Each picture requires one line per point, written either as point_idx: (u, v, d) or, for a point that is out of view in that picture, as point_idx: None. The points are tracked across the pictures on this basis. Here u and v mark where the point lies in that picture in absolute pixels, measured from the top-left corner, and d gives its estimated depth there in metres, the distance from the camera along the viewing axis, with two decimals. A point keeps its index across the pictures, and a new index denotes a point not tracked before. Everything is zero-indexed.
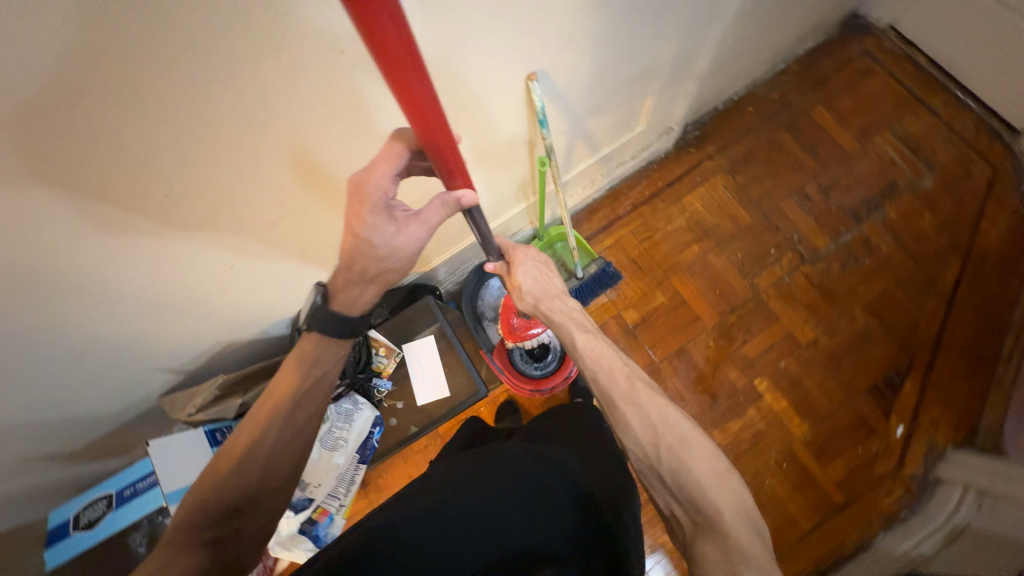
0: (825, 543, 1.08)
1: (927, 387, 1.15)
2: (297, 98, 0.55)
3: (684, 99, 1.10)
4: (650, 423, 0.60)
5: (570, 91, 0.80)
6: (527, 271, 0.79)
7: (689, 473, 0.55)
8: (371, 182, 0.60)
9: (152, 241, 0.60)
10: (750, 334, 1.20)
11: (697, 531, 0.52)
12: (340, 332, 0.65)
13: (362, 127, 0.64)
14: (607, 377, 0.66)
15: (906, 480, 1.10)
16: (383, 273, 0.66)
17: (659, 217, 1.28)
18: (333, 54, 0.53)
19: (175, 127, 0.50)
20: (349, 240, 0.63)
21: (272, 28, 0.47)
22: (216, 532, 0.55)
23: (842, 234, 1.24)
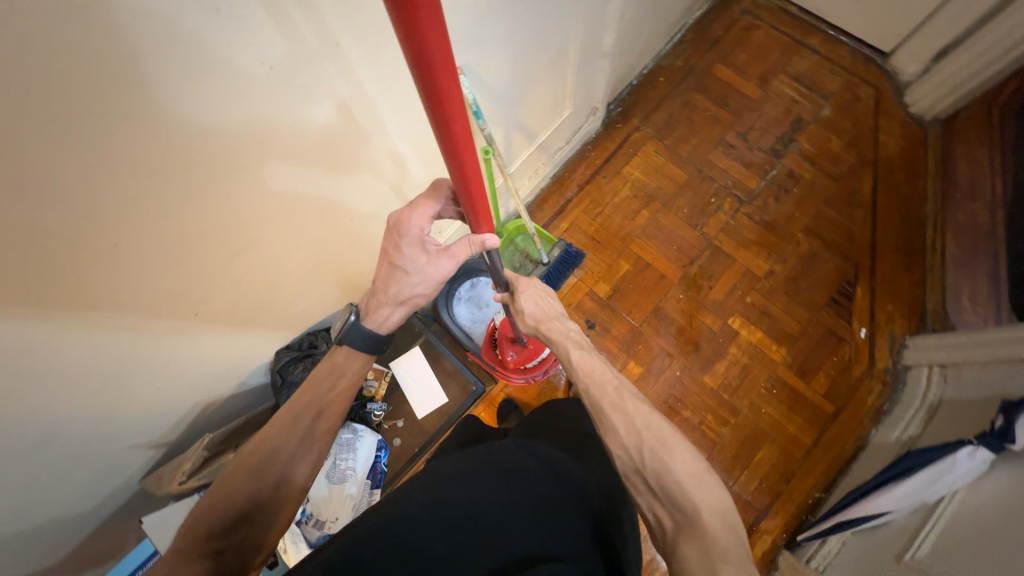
0: (830, 453, 1.16)
1: (877, 287, 1.26)
2: (246, 145, 0.56)
3: (601, 77, 1.18)
4: (634, 427, 0.59)
5: (495, 84, 0.85)
6: (529, 297, 0.81)
7: (670, 475, 0.55)
8: (412, 221, 0.66)
9: (116, 318, 0.58)
10: (713, 278, 1.28)
11: (678, 532, 0.53)
12: (371, 347, 0.68)
13: (308, 159, 0.65)
14: (598, 390, 0.65)
15: (881, 374, 1.19)
16: (412, 299, 0.70)
17: (606, 192, 1.35)
18: (270, 96, 0.55)
19: (127, 195, 0.50)
20: (385, 270, 0.68)
21: (210, 85, 0.49)
22: (220, 543, 0.55)
23: (768, 171, 1.36)
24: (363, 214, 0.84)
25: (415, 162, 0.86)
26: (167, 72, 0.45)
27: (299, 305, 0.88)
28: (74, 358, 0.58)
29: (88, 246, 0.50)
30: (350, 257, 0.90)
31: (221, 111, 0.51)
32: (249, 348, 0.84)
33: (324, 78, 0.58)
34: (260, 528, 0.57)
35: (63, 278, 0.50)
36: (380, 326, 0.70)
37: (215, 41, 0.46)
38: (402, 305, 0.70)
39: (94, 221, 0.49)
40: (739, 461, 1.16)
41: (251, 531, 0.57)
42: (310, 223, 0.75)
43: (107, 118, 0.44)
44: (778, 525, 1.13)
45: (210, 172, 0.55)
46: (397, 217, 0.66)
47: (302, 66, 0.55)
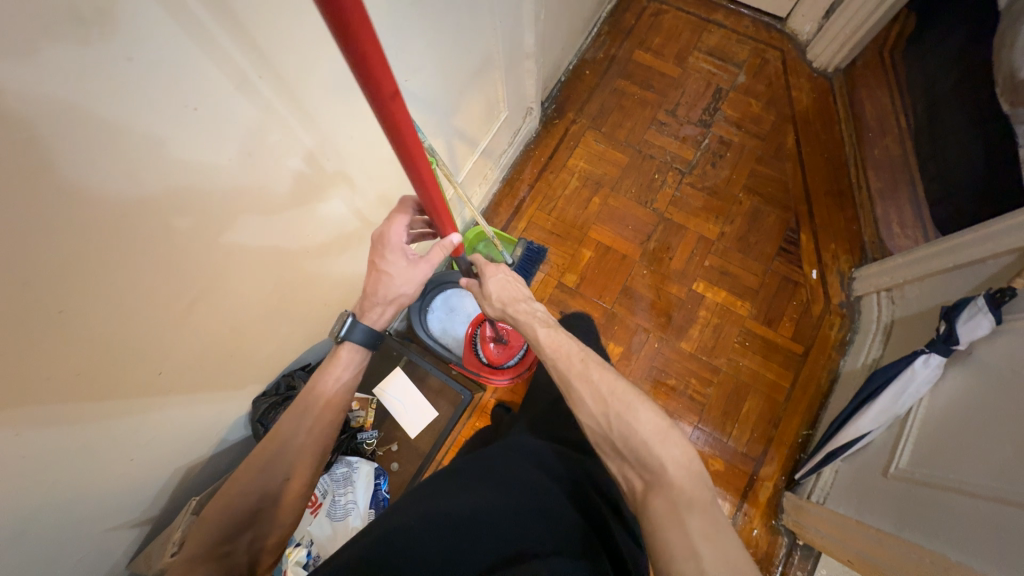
0: (809, 390, 1.22)
1: (818, 230, 1.35)
2: (185, 191, 0.55)
3: (529, 77, 1.22)
4: (600, 395, 0.63)
5: (425, 98, 0.86)
6: (494, 279, 0.82)
7: (635, 436, 0.59)
8: (394, 228, 0.69)
9: (75, 405, 0.55)
10: (671, 249, 1.34)
11: (649, 489, 0.56)
12: (370, 342, 0.70)
13: (250, 199, 0.64)
14: (565, 362, 0.68)
15: (838, 308, 1.28)
16: (399, 298, 0.71)
17: (556, 186, 1.40)
18: (204, 149, 0.54)
19: (68, 265, 0.47)
20: (372, 276, 0.70)
21: (140, 149, 0.48)
22: (228, 546, 0.58)
23: (702, 141, 1.44)
24: (318, 243, 0.84)
25: (362, 186, 0.87)
26: (90, 130, 0.43)
27: (268, 348, 0.86)
28: (36, 455, 0.53)
29: (36, 328, 0.47)
30: (311, 292, 0.89)
31: (153, 161, 0.50)
32: (222, 401, 0.81)
33: (252, 112, 0.58)
34: (263, 528, 0.61)
35: (13, 371, 0.47)
36: (373, 325, 0.71)
37: (137, 93, 0.45)
38: (391, 305, 0.72)
39: (34, 300, 0.46)
40: (728, 417, 1.21)
41: (255, 532, 0.60)
42: (263, 261, 0.73)
43: (36, 189, 0.41)
44: (776, 469, 1.18)
45: (155, 225, 0.53)
46: (381, 230, 0.70)
47: (228, 106, 0.54)
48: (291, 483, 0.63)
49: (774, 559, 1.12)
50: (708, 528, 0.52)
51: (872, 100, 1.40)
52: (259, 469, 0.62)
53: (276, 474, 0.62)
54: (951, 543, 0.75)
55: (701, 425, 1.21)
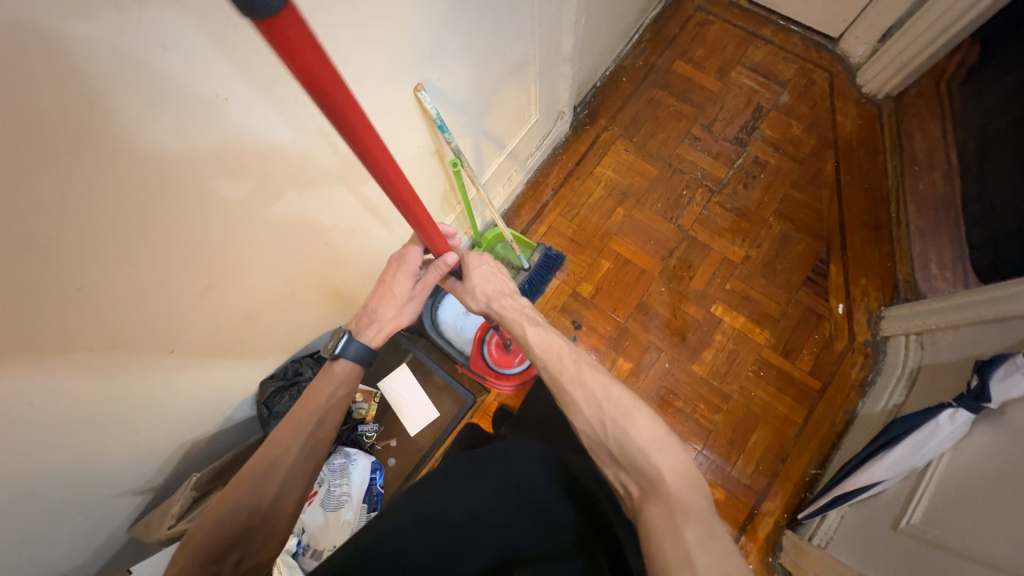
0: (822, 428, 1.18)
1: (849, 262, 1.29)
2: (207, 181, 0.55)
3: (564, 81, 1.20)
4: (595, 401, 0.62)
5: (455, 97, 0.85)
6: (479, 275, 0.82)
7: (632, 443, 0.58)
8: (410, 255, 0.81)
9: (91, 369, 0.56)
10: (692, 268, 1.31)
11: (644, 496, 0.56)
12: (363, 359, 0.78)
13: (273, 181, 0.64)
14: (555, 364, 0.67)
15: (862, 346, 1.22)
16: (395, 319, 0.82)
17: (580, 193, 1.38)
18: (236, 128, 0.55)
19: (89, 246, 0.48)
20: (377, 294, 0.81)
21: (177, 127, 0.49)
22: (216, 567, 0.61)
23: (735, 160, 1.39)
24: (337, 233, 0.84)
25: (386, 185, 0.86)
26: (112, 116, 0.43)
27: (280, 332, 0.87)
28: (35, 423, 0.54)
29: (54, 304, 0.48)
30: (325, 282, 0.89)
31: (175, 150, 0.50)
32: (229, 382, 0.82)
33: (276, 104, 0.58)
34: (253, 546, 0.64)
35: (23, 341, 0.48)
36: (369, 341, 0.81)
37: (160, 81, 0.45)
38: (386, 325, 0.82)
39: (59, 271, 0.47)
40: (735, 446, 1.18)
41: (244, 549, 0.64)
42: (283, 251, 0.74)
43: (59, 171, 0.42)
44: (779, 505, 1.14)
45: (176, 211, 0.54)
46: (399, 254, 0.82)
47: (251, 97, 0.54)
48: (293, 479, 0.69)
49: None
50: (704, 536, 0.51)
51: (922, 133, 1.34)
52: (249, 488, 0.66)
53: (264, 494, 0.67)
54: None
55: (705, 451, 1.18)
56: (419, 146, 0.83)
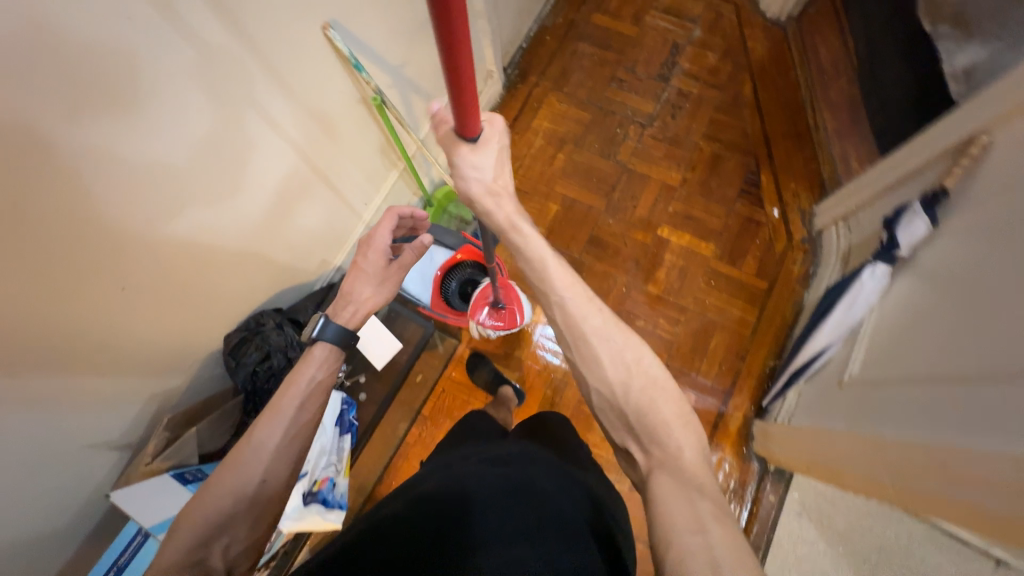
0: (775, 323, 1.25)
1: (777, 170, 1.38)
2: (135, 119, 0.59)
3: (485, 38, 1.27)
4: (623, 361, 0.57)
5: (367, 40, 0.88)
6: (483, 164, 0.62)
7: (655, 414, 0.54)
8: (378, 235, 0.83)
9: (41, 319, 0.58)
10: (634, 198, 1.38)
11: (654, 467, 0.52)
12: (345, 338, 0.74)
13: (190, 121, 0.66)
14: (576, 305, 0.59)
15: (800, 244, 1.30)
16: (370, 298, 0.81)
17: (521, 147, 1.45)
18: (138, 59, 0.56)
19: (48, 181, 0.53)
20: (351, 275, 0.82)
21: (80, 54, 0.51)
22: (197, 557, 0.55)
23: (661, 94, 1.48)
24: (282, 187, 0.87)
25: (319, 135, 0.89)
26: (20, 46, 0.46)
27: (242, 292, 0.90)
28: (20, 368, 0.58)
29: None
30: (283, 240, 0.93)
31: (84, 82, 0.52)
32: (202, 339, 0.85)
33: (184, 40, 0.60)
34: (240, 532, 0.58)
35: None
36: (346, 323, 0.78)
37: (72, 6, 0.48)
38: (363, 304, 0.81)
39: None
40: (697, 352, 1.25)
41: (231, 537, 0.58)
42: (237, 203, 0.79)
43: None
44: (745, 399, 1.21)
45: (110, 147, 0.58)
46: (367, 238, 0.85)
47: (180, 45, 0.60)
48: None
49: (755, 516, 1.14)
50: (721, 515, 0.46)
51: (826, 45, 1.44)
52: (233, 473, 0.60)
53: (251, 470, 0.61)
54: (885, 424, 0.77)
55: (670, 361, 1.25)
56: (343, 92, 0.88)
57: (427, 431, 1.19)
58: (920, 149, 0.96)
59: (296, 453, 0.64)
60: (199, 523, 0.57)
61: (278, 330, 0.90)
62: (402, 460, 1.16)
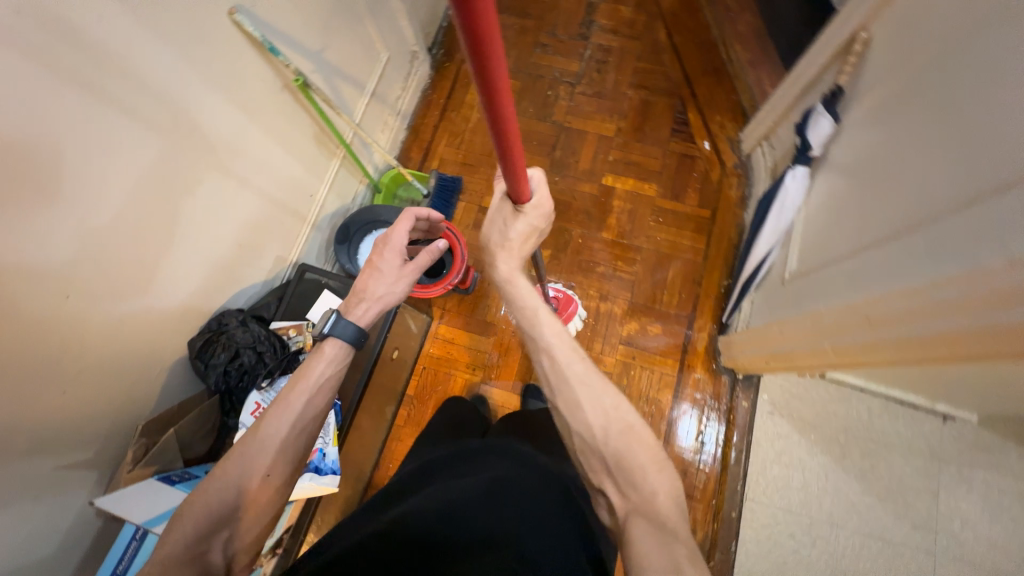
0: (723, 246, 1.33)
1: (702, 106, 1.46)
2: (46, 117, 0.57)
3: (402, 19, 1.29)
4: (603, 407, 0.57)
5: (279, 24, 0.88)
6: (510, 225, 0.65)
7: (633, 458, 0.54)
8: (396, 234, 0.74)
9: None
10: (576, 154, 1.43)
11: (629, 512, 0.52)
12: (358, 337, 0.67)
13: (107, 117, 0.64)
14: (562, 354, 0.61)
15: (734, 170, 1.39)
16: (384, 298, 0.73)
17: (459, 123, 1.47)
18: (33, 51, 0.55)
19: None
20: (366, 272, 0.74)
21: None
22: (201, 547, 0.53)
23: (584, 52, 1.53)
24: (224, 181, 0.87)
25: (248, 124, 0.89)
26: None
27: (203, 296, 0.89)
28: None
29: None
30: (233, 238, 0.93)
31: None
32: (166, 345, 0.83)
33: (78, 33, 0.59)
34: (242, 524, 0.55)
35: None
36: (356, 320, 0.70)
37: None
38: (376, 304, 0.72)
39: None
40: (658, 286, 1.31)
41: (233, 529, 0.55)
42: (178, 202, 0.78)
43: None
44: (706, 319, 1.28)
45: (29, 149, 0.56)
46: (385, 233, 0.75)
47: (81, 38, 0.60)
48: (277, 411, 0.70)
49: (733, 424, 1.22)
50: (695, 554, 0.46)
51: None
52: (236, 465, 0.56)
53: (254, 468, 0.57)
54: (820, 302, 0.85)
55: (634, 299, 1.31)
56: (262, 78, 0.88)
57: (415, 412, 1.24)
58: (818, 55, 1.04)
59: (300, 447, 0.60)
60: (200, 515, 0.54)
61: (241, 326, 0.90)
62: (396, 441, 1.22)
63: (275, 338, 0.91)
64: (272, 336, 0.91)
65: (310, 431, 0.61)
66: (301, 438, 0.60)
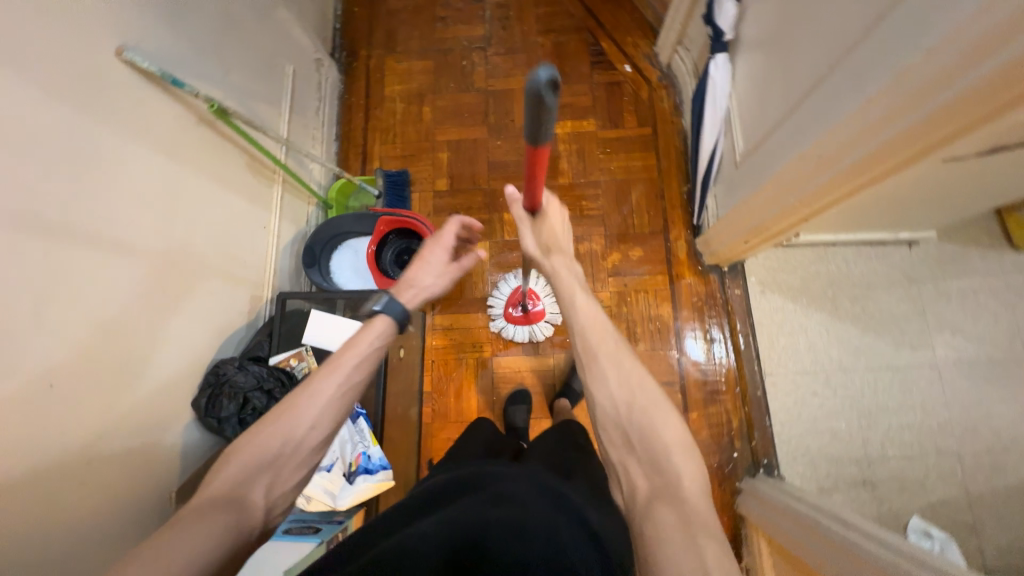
0: (672, 156, 1.37)
1: (611, 32, 1.48)
2: None
3: (295, 27, 1.25)
4: (629, 385, 0.58)
5: (172, 55, 0.83)
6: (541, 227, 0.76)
7: (659, 442, 0.55)
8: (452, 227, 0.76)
9: None
10: (508, 113, 1.43)
11: (654, 497, 0.52)
12: (403, 321, 0.67)
13: (32, 188, 0.60)
14: (594, 331, 0.62)
15: (660, 83, 1.43)
16: (431, 288, 0.73)
17: (386, 118, 1.44)
18: None
19: None
20: (419, 262, 0.74)
21: None
22: (237, 493, 0.52)
23: (483, 14, 1.52)
24: (174, 229, 0.82)
25: (177, 165, 0.84)
26: None
27: (190, 352, 0.85)
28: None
29: None
30: (203, 286, 0.89)
31: None
32: (169, 411, 0.80)
33: None
34: (281, 474, 0.55)
35: None
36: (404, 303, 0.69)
37: None
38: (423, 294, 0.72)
39: None
40: (625, 211, 1.35)
41: (272, 479, 0.54)
42: (133, 262, 0.74)
43: None
44: (679, 228, 1.33)
45: None
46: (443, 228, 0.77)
47: None
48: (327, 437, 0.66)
49: (733, 314, 1.27)
50: (723, 558, 0.48)
51: None
52: (286, 414, 0.56)
53: (301, 421, 0.56)
54: (775, 165, 0.90)
55: (608, 231, 1.34)
56: (175, 114, 0.83)
57: (439, 407, 1.24)
58: None
59: (343, 409, 0.59)
60: (243, 463, 0.53)
61: (240, 371, 0.87)
62: (431, 439, 1.22)
63: (277, 374, 0.89)
64: (275, 372, 0.89)
65: (353, 397, 0.60)
66: (345, 401, 0.59)
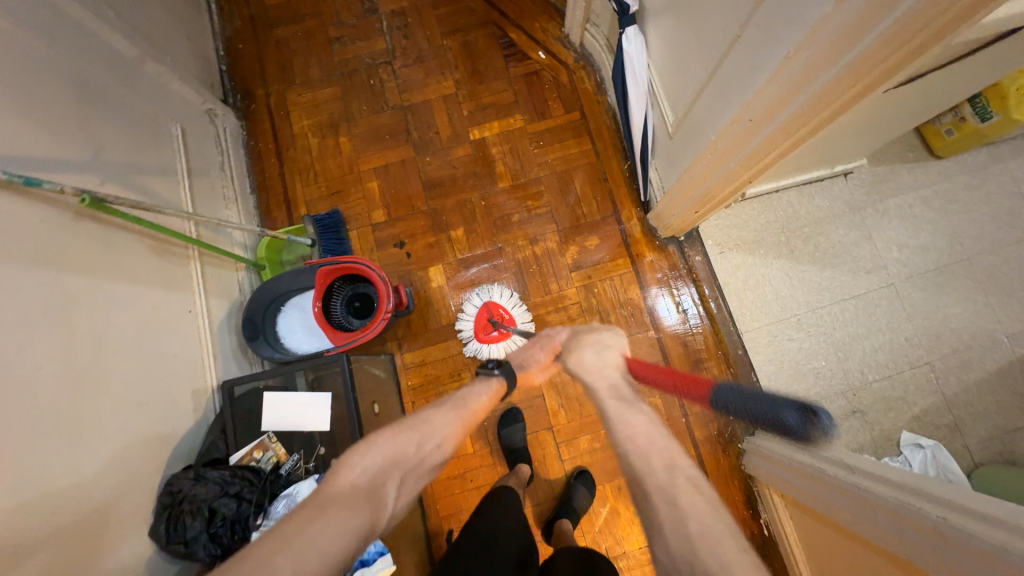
0: (606, 136, 1.34)
1: (517, 20, 1.42)
2: None
3: (173, 81, 1.12)
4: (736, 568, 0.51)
5: (22, 149, 0.71)
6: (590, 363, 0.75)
7: None
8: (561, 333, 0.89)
9: None
10: (432, 126, 1.36)
11: None
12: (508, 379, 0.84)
13: None
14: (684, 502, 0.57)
15: (577, 64, 1.39)
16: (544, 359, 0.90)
17: (302, 157, 1.33)
18: None
19: None
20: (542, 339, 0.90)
21: None
22: (370, 487, 0.62)
23: (380, 25, 1.42)
24: (77, 347, 0.71)
25: (61, 275, 0.72)
26: None
27: (133, 474, 0.75)
28: None
29: None
30: (130, 398, 0.78)
31: None
32: (123, 548, 0.70)
33: None
34: (402, 483, 0.66)
35: None
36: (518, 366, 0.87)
37: None
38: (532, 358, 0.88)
39: None
40: (572, 202, 1.31)
41: (395, 485, 0.65)
42: (33, 401, 0.63)
43: None
44: (629, 207, 1.31)
45: None
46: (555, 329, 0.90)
47: None
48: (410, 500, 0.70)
49: (700, 280, 1.27)
50: None
51: None
52: (422, 430, 0.71)
53: (428, 442, 0.70)
54: (710, 132, 0.88)
55: (561, 225, 1.30)
56: (43, 217, 0.72)
57: None
58: None
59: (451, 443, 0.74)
60: (378, 465, 0.65)
61: (198, 483, 0.78)
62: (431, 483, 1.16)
63: (241, 475, 0.81)
64: (239, 473, 0.81)
65: (457, 432, 0.75)
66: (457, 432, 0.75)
